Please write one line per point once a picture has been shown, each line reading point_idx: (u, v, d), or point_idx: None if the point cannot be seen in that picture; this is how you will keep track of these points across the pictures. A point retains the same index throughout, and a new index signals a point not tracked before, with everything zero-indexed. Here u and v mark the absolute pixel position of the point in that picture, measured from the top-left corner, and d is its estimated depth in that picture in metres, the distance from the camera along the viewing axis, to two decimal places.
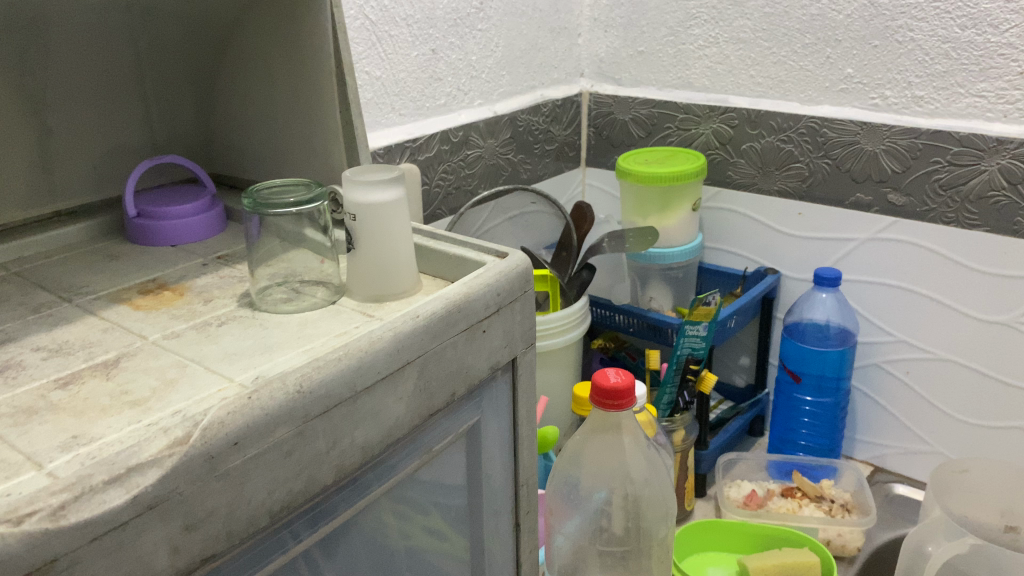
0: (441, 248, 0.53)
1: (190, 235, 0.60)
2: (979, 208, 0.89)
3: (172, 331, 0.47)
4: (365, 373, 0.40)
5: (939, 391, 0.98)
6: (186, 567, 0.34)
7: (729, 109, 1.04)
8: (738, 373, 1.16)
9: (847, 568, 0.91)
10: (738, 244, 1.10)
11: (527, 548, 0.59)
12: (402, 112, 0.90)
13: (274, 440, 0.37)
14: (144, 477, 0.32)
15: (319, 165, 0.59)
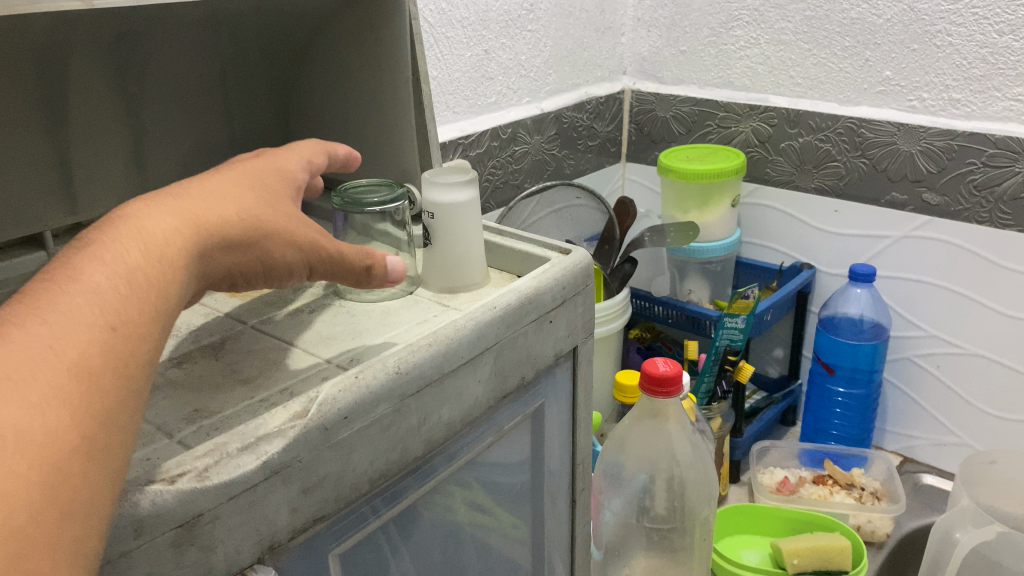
0: (507, 244, 0.58)
1: None
2: (1012, 209, 0.92)
3: (268, 317, 0.52)
4: (450, 358, 0.45)
5: (969, 385, 1.02)
6: (302, 525, 0.39)
7: (769, 108, 1.08)
8: (772, 364, 1.19)
9: (876, 553, 0.94)
10: (774, 240, 1.14)
11: (580, 523, 0.64)
12: (456, 110, 0.94)
13: (376, 415, 0.41)
14: (270, 445, 0.37)
15: (392, 164, 0.64)
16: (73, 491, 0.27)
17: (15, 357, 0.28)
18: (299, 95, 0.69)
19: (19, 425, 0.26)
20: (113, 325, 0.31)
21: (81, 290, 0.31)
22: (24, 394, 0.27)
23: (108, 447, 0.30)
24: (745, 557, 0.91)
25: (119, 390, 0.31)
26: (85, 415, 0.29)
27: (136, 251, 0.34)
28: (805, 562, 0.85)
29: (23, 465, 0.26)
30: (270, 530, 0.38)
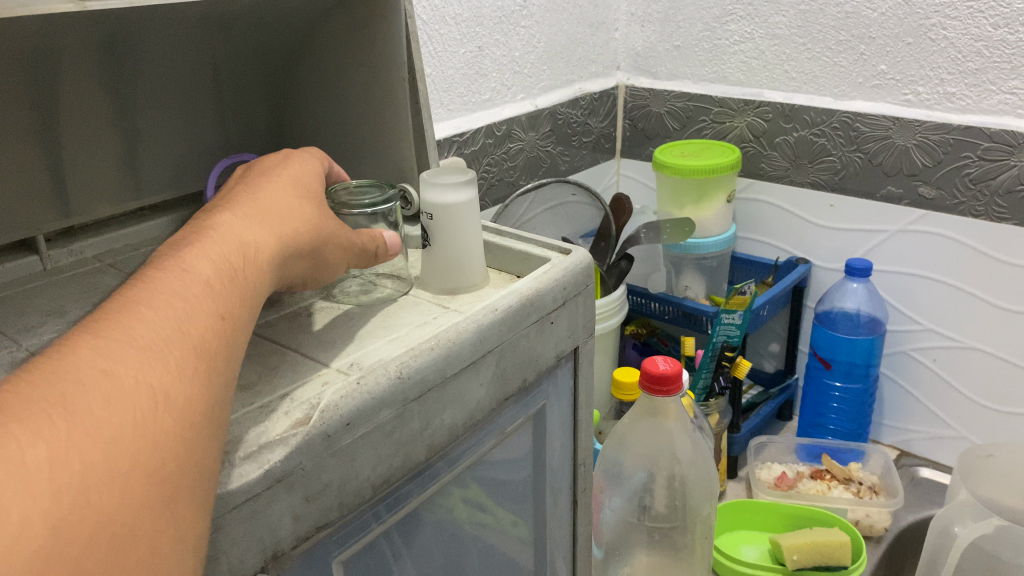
0: (507, 245, 0.57)
1: None
2: (1008, 202, 0.92)
3: (266, 321, 0.52)
4: (452, 361, 0.45)
5: (965, 378, 1.02)
6: (305, 533, 0.39)
7: (764, 103, 1.07)
8: (768, 359, 1.19)
9: (875, 547, 0.94)
10: (770, 235, 1.14)
11: (582, 523, 0.63)
12: (450, 107, 0.94)
13: (379, 420, 0.41)
14: (273, 453, 0.37)
15: (388, 164, 0.64)
16: (206, 450, 0.32)
17: (155, 335, 0.33)
18: (293, 96, 0.68)
19: (165, 391, 0.31)
20: (223, 312, 0.37)
21: (201, 281, 0.37)
22: (168, 366, 0.32)
23: (222, 416, 0.35)
24: (745, 553, 0.91)
25: (229, 369, 0.36)
26: (209, 385, 0.34)
27: (236, 252, 0.40)
28: (804, 558, 0.85)
29: (172, 421, 0.31)
30: (273, 540, 0.37)
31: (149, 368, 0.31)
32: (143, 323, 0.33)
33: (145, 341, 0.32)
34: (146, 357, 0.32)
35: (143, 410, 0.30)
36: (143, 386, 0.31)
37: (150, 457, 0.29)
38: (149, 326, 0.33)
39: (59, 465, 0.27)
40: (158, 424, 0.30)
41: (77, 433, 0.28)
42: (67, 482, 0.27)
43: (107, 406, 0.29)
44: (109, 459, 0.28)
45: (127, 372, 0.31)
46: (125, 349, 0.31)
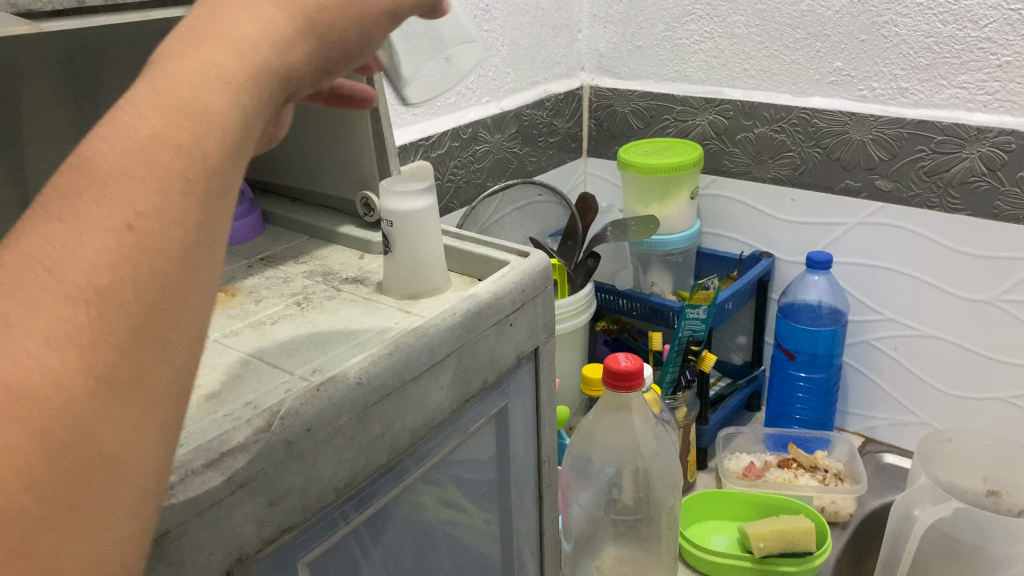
0: (468, 249, 0.59)
1: (232, 238, 0.65)
2: (961, 193, 0.94)
3: (231, 330, 0.53)
4: (411, 365, 0.46)
5: (925, 365, 1.04)
6: (269, 536, 0.40)
7: (725, 101, 1.09)
8: (736, 351, 1.21)
9: (840, 533, 0.97)
10: (734, 230, 1.16)
11: (549, 518, 0.65)
12: (415, 112, 0.95)
13: (339, 425, 0.42)
14: (235, 460, 0.38)
15: (349, 172, 0.65)
16: (103, 441, 0.23)
17: (5, 295, 0.22)
18: None
19: (2, 383, 0.21)
20: (142, 207, 0.24)
21: (110, 157, 0.24)
22: (12, 347, 0.21)
23: (138, 373, 0.24)
24: (714, 542, 0.93)
25: (168, 285, 0.25)
26: (97, 346, 0.23)
27: (167, 100, 0.26)
28: (770, 544, 0.87)
29: (15, 438, 0.21)
30: (237, 543, 0.38)
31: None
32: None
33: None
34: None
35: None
36: None
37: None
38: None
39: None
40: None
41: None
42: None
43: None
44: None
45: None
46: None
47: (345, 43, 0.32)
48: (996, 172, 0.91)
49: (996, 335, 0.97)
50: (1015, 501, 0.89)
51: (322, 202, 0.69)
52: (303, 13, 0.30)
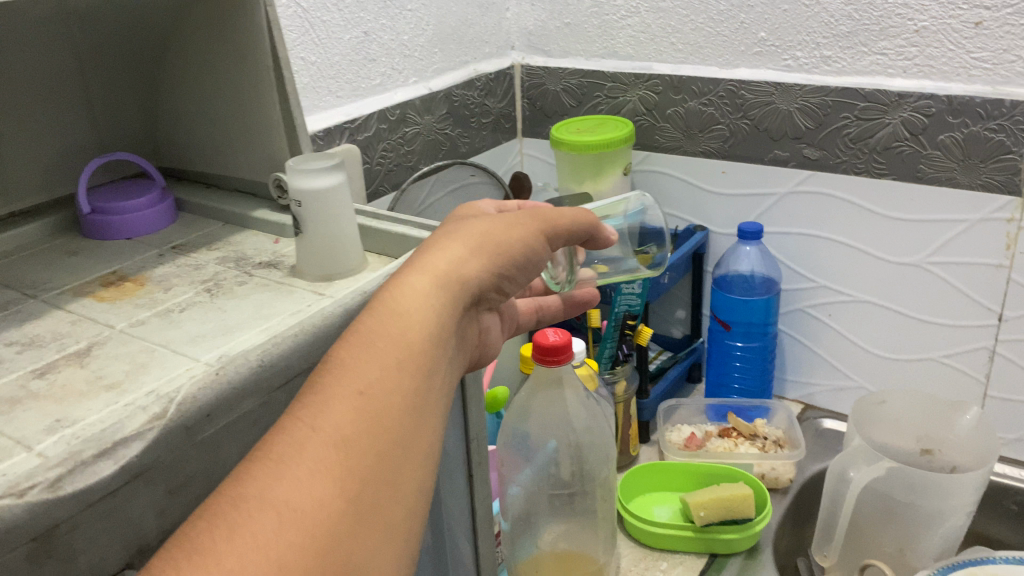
0: (382, 228, 0.58)
1: (147, 226, 0.63)
2: (886, 158, 0.96)
3: (137, 319, 0.51)
4: (318, 347, 0.45)
5: (858, 330, 1.06)
6: (172, 525, 0.40)
7: (653, 76, 1.09)
8: (675, 325, 1.23)
9: (781, 498, 0.98)
10: (669, 205, 1.16)
11: (481, 497, 0.65)
12: (338, 94, 0.93)
13: (241, 410, 0.41)
14: (129, 449, 0.36)
15: (263, 156, 0.64)
16: (354, 548, 0.34)
17: (288, 447, 0.35)
18: (163, 91, 0.67)
19: (289, 503, 0.33)
20: (367, 389, 0.39)
21: (351, 363, 0.39)
22: (295, 471, 0.34)
23: (376, 506, 0.36)
24: (657, 514, 0.94)
25: (388, 448, 0.38)
26: (347, 480, 0.35)
27: (384, 323, 0.42)
28: (711, 513, 0.88)
29: (300, 532, 0.33)
30: (135, 535, 0.37)
31: (275, 484, 0.33)
32: (278, 441, 0.35)
33: (276, 454, 0.35)
34: (279, 471, 0.34)
35: (267, 532, 0.32)
36: (268, 503, 0.33)
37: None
38: (283, 440, 0.35)
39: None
40: (284, 540, 0.32)
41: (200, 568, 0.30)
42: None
43: (230, 539, 0.31)
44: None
45: (256, 494, 0.33)
46: (260, 470, 0.34)
47: (511, 260, 0.53)
48: (918, 136, 0.93)
49: (923, 297, 0.99)
50: (947, 458, 0.93)
51: (238, 187, 0.67)
52: (479, 250, 0.51)
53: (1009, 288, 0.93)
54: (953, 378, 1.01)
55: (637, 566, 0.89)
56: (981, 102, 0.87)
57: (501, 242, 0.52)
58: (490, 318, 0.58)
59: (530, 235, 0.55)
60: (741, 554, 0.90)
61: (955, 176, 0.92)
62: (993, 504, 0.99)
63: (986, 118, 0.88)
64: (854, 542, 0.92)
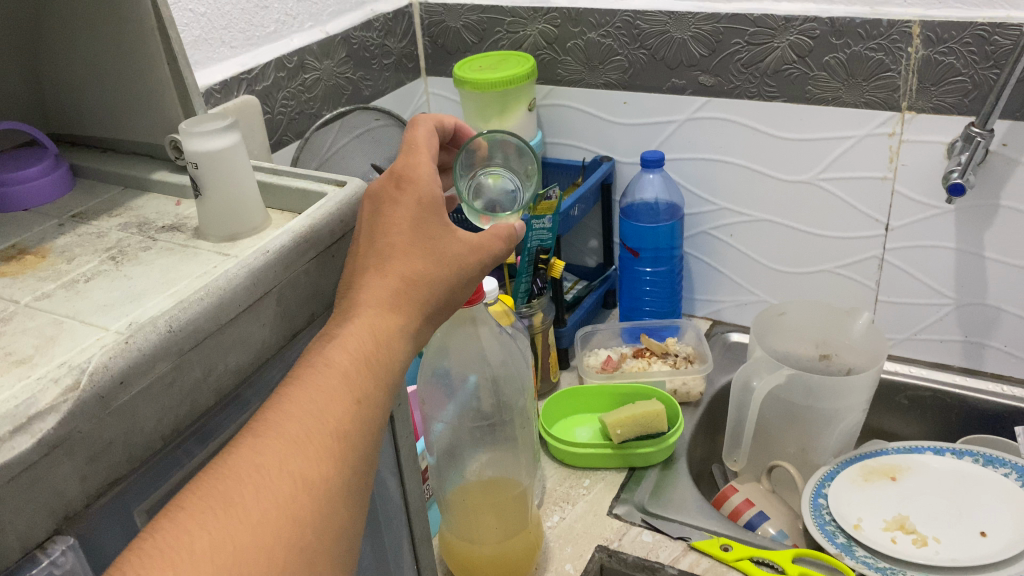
0: (284, 184, 0.59)
1: (59, 188, 0.64)
2: (776, 81, 0.99)
3: (42, 292, 0.51)
4: (227, 307, 0.47)
5: (758, 247, 1.12)
6: (96, 490, 0.41)
7: (552, 9, 1.10)
8: (589, 255, 1.27)
9: (693, 411, 1.04)
10: (575, 137, 1.19)
11: (403, 434, 0.67)
12: (232, 45, 0.92)
13: (155, 374, 0.43)
14: (45, 422, 0.37)
15: (158, 119, 0.63)
16: (340, 518, 0.42)
17: (299, 433, 0.43)
18: (45, 56, 0.66)
19: (302, 480, 0.41)
20: (358, 398, 0.46)
21: (338, 362, 0.47)
22: (307, 454, 0.42)
23: (355, 488, 0.44)
24: (578, 434, 0.99)
25: (368, 445, 0.46)
26: (342, 465, 0.43)
27: (366, 335, 0.49)
28: (627, 430, 0.93)
29: (309, 498, 0.41)
30: (61, 501, 0.39)
31: (291, 463, 0.41)
32: (285, 423, 0.43)
33: (289, 436, 0.42)
34: (293, 451, 0.42)
35: (282, 499, 0.40)
36: (287, 476, 0.41)
37: (288, 534, 0.39)
38: (293, 424, 0.43)
39: (218, 546, 0.37)
40: (296, 506, 0.40)
41: (233, 516, 0.38)
42: (223, 559, 0.37)
43: (254, 497, 0.39)
44: (259, 539, 0.38)
45: (277, 466, 0.41)
46: (277, 445, 0.42)
47: (457, 285, 0.55)
48: (805, 58, 0.96)
49: (817, 212, 1.05)
50: (843, 360, 1.00)
51: (134, 149, 0.67)
52: (435, 273, 0.53)
53: (894, 199, 0.99)
54: (847, 286, 1.08)
55: (561, 485, 0.94)
56: (861, 23, 0.91)
57: (452, 273, 0.54)
58: None
59: (476, 270, 0.56)
60: (658, 467, 0.96)
61: (840, 96, 0.96)
62: (887, 400, 1.08)
63: (867, 38, 0.92)
64: (761, 445, 0.99)
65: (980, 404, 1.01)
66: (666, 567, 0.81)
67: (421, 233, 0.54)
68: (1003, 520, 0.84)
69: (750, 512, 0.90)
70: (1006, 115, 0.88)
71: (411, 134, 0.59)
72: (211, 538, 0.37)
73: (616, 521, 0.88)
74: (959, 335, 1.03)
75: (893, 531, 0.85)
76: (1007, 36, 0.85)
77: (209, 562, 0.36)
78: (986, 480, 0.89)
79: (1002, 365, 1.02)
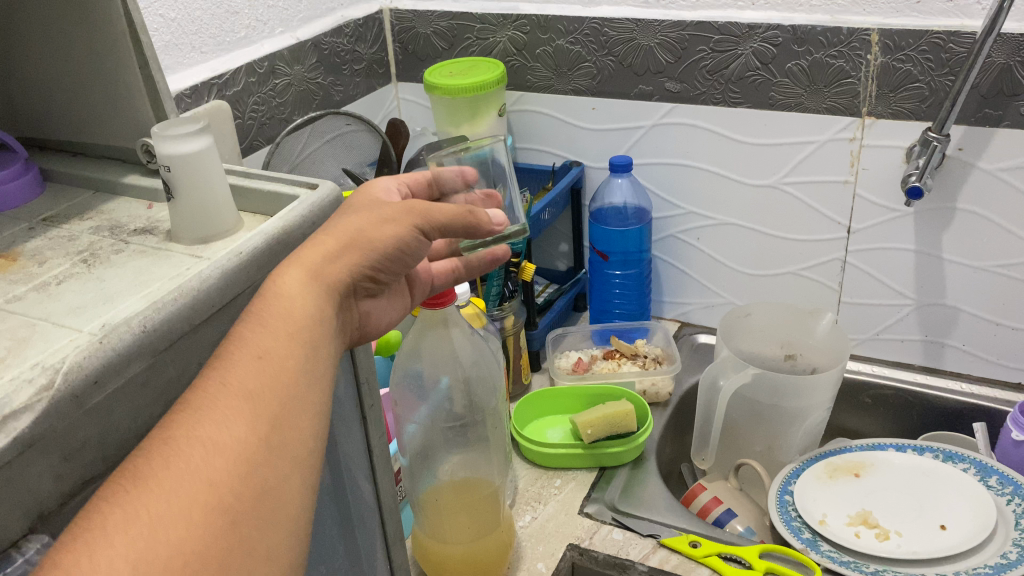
0: (256, 187, 0.59)
1: (28, 192, 0.64)
2: (741, 87, 1.01)
3: (13, 295, 0.51)
4: (200, 308, 0.47)
5: (723, 250, 1.14)
6: (70, 489, 0.41)
7: (520, 16, 1.11)
8: (559, 259, 1.28)
9: (662, 411, 1.06)
10: (544, 143, 1.20)
11: (376, 434, 0.68)
12: (203, 50, 0.92)
13: (129, 374, 0.43)
14: (19, 421, 0.37)
15: (128, 123, 0.64)
16: (269, 472, 0.41)
17: (205, 399, 0.42)
18: (14, 60, 0.66)
19: (216, 443, 0.40)
20: (264, 355, 0.45)
21: (250, 336, 0.46)
22: (213, 416, 0.41)
23: (284, 440, 0.43)
24: (549, 435, 1.00)
25: (290, 400, 0.44)
26: (258, 424, 0.42)
27: (269, 302, 0.48)
28: (598, 430, 0.94)
29: (227, 461, 0.40)
30: (35, 500, 0.39)
31: (198, 428, 0.40)
32: (197, 396, 0.42)
33: (193, 404, 0.41)
34: (198, 415, 0.41)
35: (198, 462, 0.39)
36: (195, 442, 0.39)
37: (206, 495, 0.38)
38: (211, 399, 0.42)
39: (130, 518, 0.36)
40: (211, 467, 0.39)
41: (145, 489, 0.37)
42: (137, 529, 0.36)
43: (166, 467, 0.38)
44: (177, 508, 0.37)
45: (185, 435, 0.40)
46: (191, 416, 0.41)
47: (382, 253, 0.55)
48: (769, 65, 0.99)
49: (779, 216, 1.07)
50: (808, 360, 1.03)
51: (105, 154, 0.67)
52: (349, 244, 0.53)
53: (856, 202, 1.02)
54: (811, 288, 1.10)
55: (533, 486, 0.95)
56: (822, 30, 0.94)
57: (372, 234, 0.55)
58: (371, 301, 0.60)
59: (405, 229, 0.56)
60: (628, 466, 0.97)
61: (803, 102, 0.99)
62: (851, 399, 1.10)
63: (827, 45, 0.94)
64: (728, 444, 1.01)
65: (941, 401, 1.04)
66: (637, 564, 0.82)
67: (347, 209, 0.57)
68: (961, 513, 0.86)
69: (719, 510, 0.92)
70: (961, 120, 0.91)
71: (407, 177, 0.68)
72: (120, 512, 0.36)
73: (586, 520, 0.89)
74: (919, 335, 1.06)
75: (856, 526, 0.87)
76: (961, 43, 0.88)
77: (121, 536, 0.35)
78: (947, 475, 0.91)
79: (961, 363, 1.05)
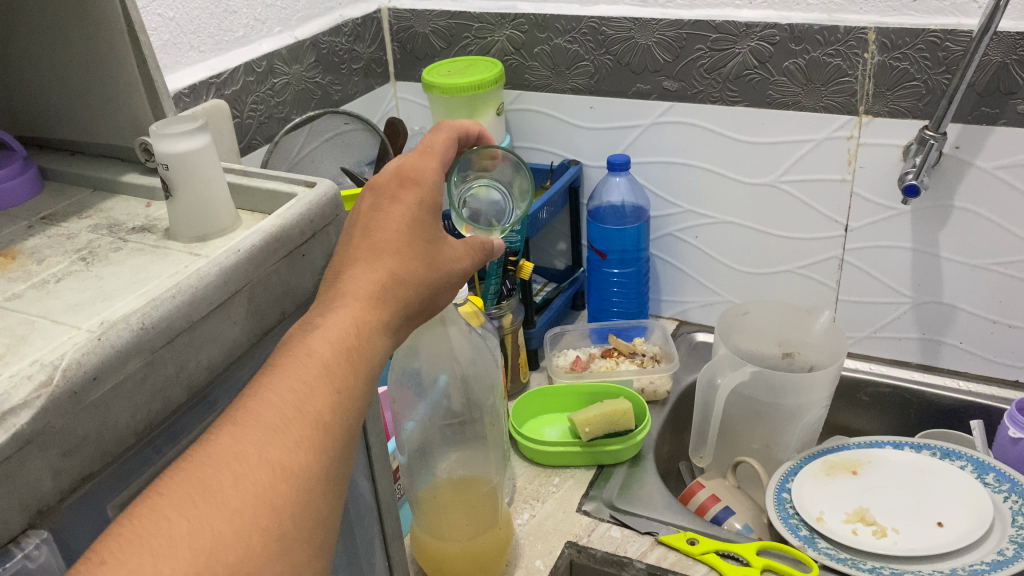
0: (254, 185, 0.60)
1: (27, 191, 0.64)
2: (738, 86, 1.02)
3: (12, 293, 0.52)
4: (198, 306, 0.48)
5: (720, 248, 1.14)
6: (70, 485, 0.42)
7: (518, 15, 1.12)
8: (558, 257, 1.28)
9: (660, 409, 1.06)
10: (542, 142, 1.20)
11: (374, 432, 0.68)
12: (201, 49, 0.93)
13: (127, 370, 0.43)
14: (19, 417, 0.38)
15: (126, 122, 0.64)
16: (321, 504, 0.43)
17: (278, 421, 0.44)
18: (13, 59, 0.66)
19: (282, 468, 0.42)
20: (341, 389, 0.47)
21: (325, 359, 0.48)
22: (284, 442, 0.43)
23: (337, 474, 0.45)
24: (548, 433, 1.01)
25: (349, 436, 0.47)
26: (322, 456, 0.44)
27: (342, 325, 0.50)
28: (595, 429, 0.94)
29: (287, 486, 0.42)
30: (35, 496, 0.39)
31: (267, 450, 0.42)
32: (271, 415, 0.44)
33: (267, 423, 0.43)
34: (269, 438, 0.43)
35: (262, 486, 0.41)
36: (264, 465, 0.42)
37: (265, 520, 0.40)
38: (270, 413, 0.44)
39: (194, 534, 0.38)
40: (273, 492, 0.41)
41: (211, 506, 0.39)
42: (199, 546, 0.38)
43: (233, 486, 0.40)
44: (233, 527, 0.39)
45: (256, 456, 0.42)
46: (251, 433, 0.43)
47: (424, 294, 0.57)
48: (766, 63, 0.99)
49: (775, 214, 1.08)
50: (806, 358, 1.03)
51: (103, 152, 0.67)
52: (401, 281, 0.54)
53: (853, 201, 1.02)
54: (808, 286, 1.10)
55: (531, 484, 0.96)
56: (819, 29, 0.94)
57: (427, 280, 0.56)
58: None
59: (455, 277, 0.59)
60: (626, 464, 0.97)
61: (799, 100, 0.99)
62: (848, 397, 1.10)
63: (824, 44, 0.95)
64: (726, 442, 1.01)
65: (938, 399, 1.04)
66: (635, 562, 0.82)
67: (414, 232, 0.56)
68: (957, 511, 0.86)
69: (717, 507, 0.92)
70: (957, 119, 0.92)
71: (430, 138, 0.61)
72: (186, 526, 0.38)
73: (585, 518, 0.89)
74: (916, 333, 1.06)
75: (854, 523, 0.87)
76: (958, 42, 0.88)
77: (186, 550, 0.38)
78: (944, 473, 0.91)
79: (959, 361, 1.05)
